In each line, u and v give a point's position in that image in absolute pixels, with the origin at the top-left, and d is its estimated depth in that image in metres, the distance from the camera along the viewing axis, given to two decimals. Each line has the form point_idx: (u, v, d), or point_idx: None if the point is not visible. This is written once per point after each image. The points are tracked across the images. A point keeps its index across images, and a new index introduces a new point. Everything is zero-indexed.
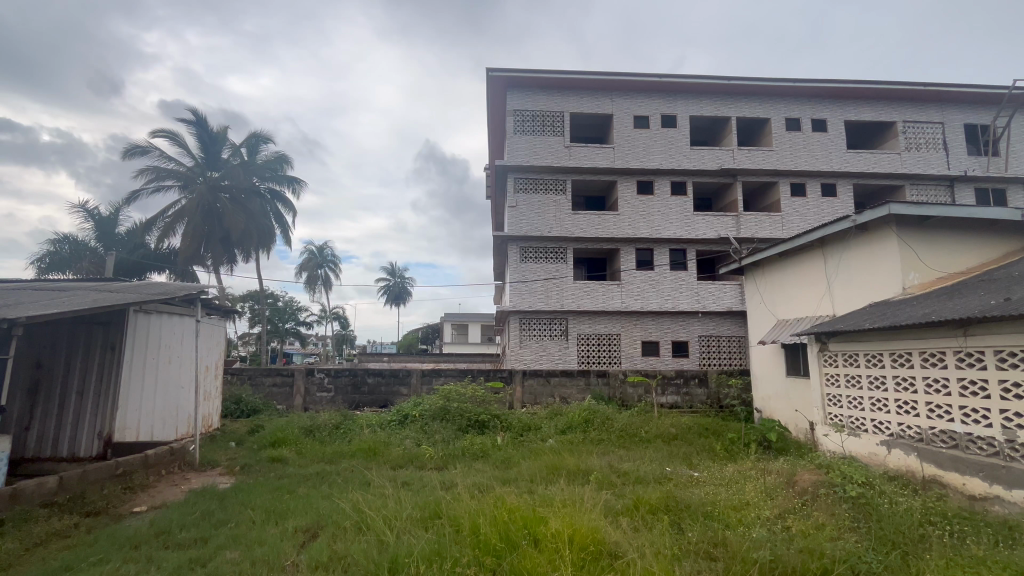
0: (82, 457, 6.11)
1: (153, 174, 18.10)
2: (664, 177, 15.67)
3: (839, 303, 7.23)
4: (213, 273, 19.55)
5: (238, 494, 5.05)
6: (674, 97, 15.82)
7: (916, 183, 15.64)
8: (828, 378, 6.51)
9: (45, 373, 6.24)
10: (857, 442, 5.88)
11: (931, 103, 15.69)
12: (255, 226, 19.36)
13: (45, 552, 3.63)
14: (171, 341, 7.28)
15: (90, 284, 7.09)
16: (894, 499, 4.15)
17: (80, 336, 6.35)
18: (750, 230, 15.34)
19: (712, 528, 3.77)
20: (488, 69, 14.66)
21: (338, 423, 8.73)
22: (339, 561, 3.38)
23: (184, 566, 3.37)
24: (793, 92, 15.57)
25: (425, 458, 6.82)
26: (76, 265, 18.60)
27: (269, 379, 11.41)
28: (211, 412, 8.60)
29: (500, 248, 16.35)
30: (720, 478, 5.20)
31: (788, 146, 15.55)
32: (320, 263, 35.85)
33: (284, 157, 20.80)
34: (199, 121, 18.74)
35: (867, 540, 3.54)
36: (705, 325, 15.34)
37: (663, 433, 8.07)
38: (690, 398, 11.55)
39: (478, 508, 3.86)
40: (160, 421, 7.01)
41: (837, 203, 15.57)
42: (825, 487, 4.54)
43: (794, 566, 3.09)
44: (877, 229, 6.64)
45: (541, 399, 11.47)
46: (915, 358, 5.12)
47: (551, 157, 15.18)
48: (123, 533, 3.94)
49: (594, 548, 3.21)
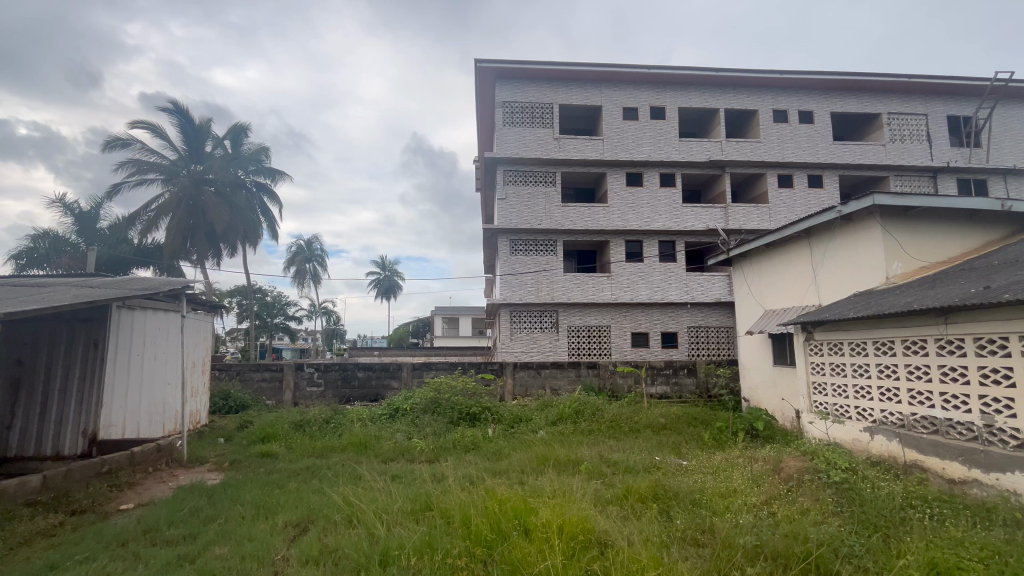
0: (66, 455, 6.00)
1: (133, 166, 17.66)
2: (654, 169, 15.69)
3: (824, 292, 7.33)
4: (199, 269, 19.29)
5: (228, 490, 5.01)
6: (663, 89, 15.81)
7: (901, 174, 15.84)
8: (814, 367, 6.61)
9: (27, 369, 6.13)
10: (841, 429, 5.99)
11: (915, 94, 15.85)
12: (240, 219, 19.06)
13: (29, 552, 3.57)
14: (156, 338, 7.16)
15: (71, 280, 6.93)
16: (877, 483, 4.23)
17: (62, 332, 6.24)
18: (738, 222, 15.45)
19: (701, 515, 3.83)
20: (476, 60, 14.47)
21: (329, 417, 8.72)
22: (329, 553, 3.40)
23: (172, 562, 3.35)
24: (780, 83, 15.63)
25: (416, 450, 6.82)
26: (56, 260, 18.20)
27: (258, 375, 11.29)
28: (199, 408, 8.48)
29: (490, 240, 16.30)
30: (708, 467, 5.26)
31: (775, 138, 15.65)
32: (308, 257, 35.51)
33: (266, 149, 20.51)
34: (180, 112, 18.25)
35: (850, 524, 3.61)
36: (694, 316, 15.48)
37: (652, 423, 8.15)
38: (680, 388, 11.66)
39: (468, 499, 3.89)
40: (146, 418, 6.91)
41: (823, 194, 15.72)
42: (810, 472, 4.63)
43: (778, 551, 3.14)
44: (862, 221, 6.73)
45: (532, 391, 11.48)
46: (898, 346, 5.22)
47: (540, 149, 15.12)
48: (111, 531, 3.90)
49: (583, 537, 3.25)
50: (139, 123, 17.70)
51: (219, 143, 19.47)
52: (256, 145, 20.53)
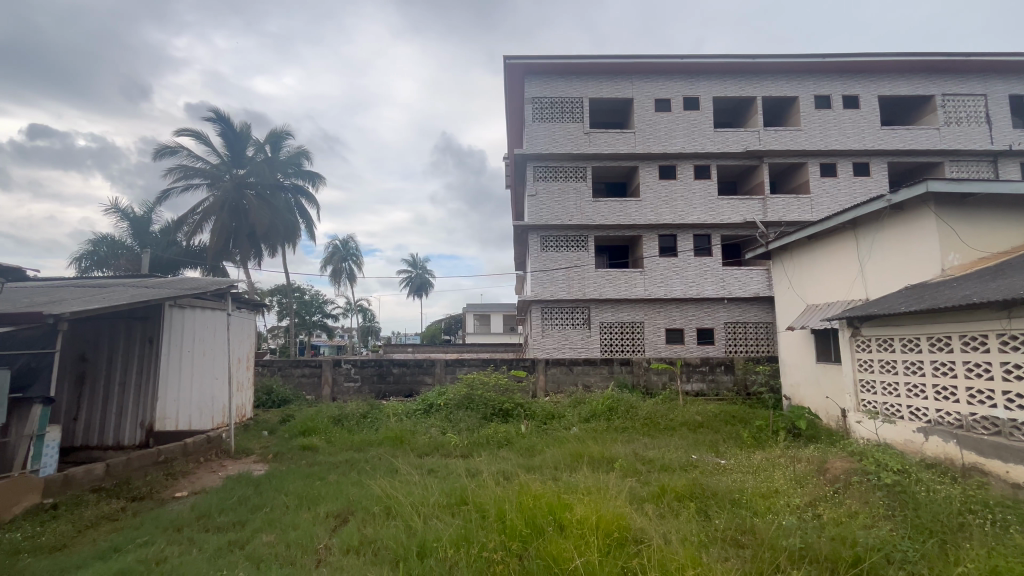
0: (126, 445, 6.41)
1: (180, 172, 18.61)
2: (687, 161, 15.30)
3: (872, 287, 6.98)
4: (241, 269, 20.12)
5: (272, 480, 5.24)
6: (697, 78, 15.38)
7: (957, 159, 14.88)
8: (861, 364, 6.30)
9: (90, 365, 6.59)
10: (892, 429, 5.70)
11: (973, 74, 14.84)
12: (280, 221, 19.72)
13: (95, 534, 3.85)
14: (204, 335, 7.52)
15: (128, 280, 7.38)
16: (931, 487, 4.01)
17: (119, 329, 6.65)
18: (778, 213, 14.87)
19: (740, 516, 3.72)
20: (505, 57, 14.50)
21: (365, 412, 8.94)
22: (368, 544, 3.49)
23: (223, 547, 3.52)
24: (822, 68, 14.94)
25: (450, 446, 6.91)
26: (112, 262, 19.41)
27: (298, 370, 11.69)
28: (244, 402, 8.88)
29: (521, 237, 16.29)
30: (748, 466, 5.11)
31: (817, 125, 14.99)
32: (343, 256, 36.43)
33: (305, 152, 21.15)
34: (222, 119, 19.05)
35: (902, 528, 3.45)
36: (731, 312, 15.04)
37: (688, 421, 7.98)
38: (716, 386, 11.38)
39: (503, 495, 3.91)
40: (196, 411, 7.28)
41: (870, 183, 14.95)
42: (858, 474, 4.43)
43: (825, 555, 3.02)
44: (914, 209, 6.36)
45: (565, 387, 11.46)
46: (954, 342, 4.92)
47: (570, 144, 15.00)
48: (167, 516, 4.14)
49: (619, 534, 3.22)
50: (185, 130, 18.60)
51: (260, 148, 20.23)
52: (294, 149, 21.22)
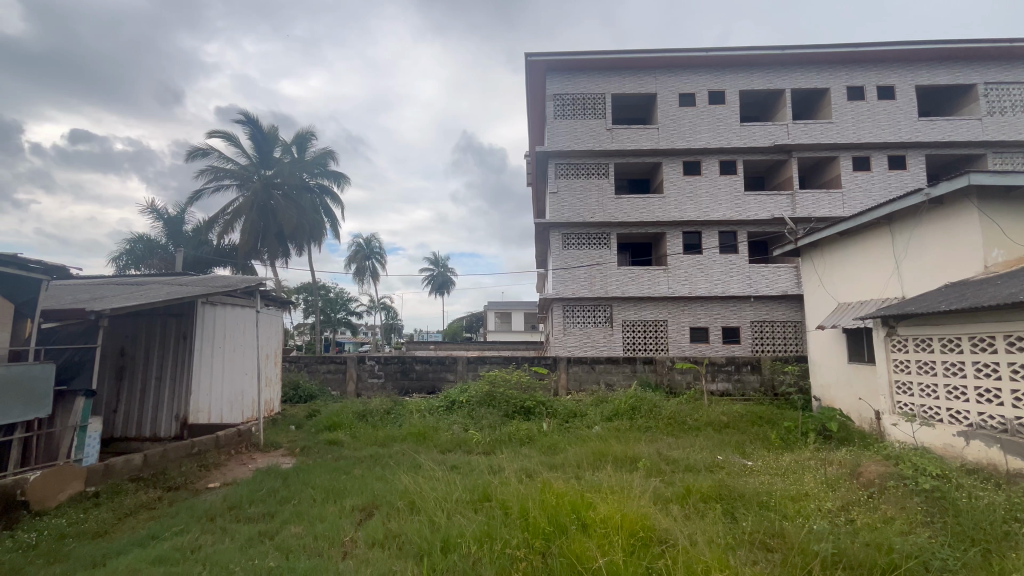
0: (162, 436, 6.65)
1: (212, 174, 19.20)
2: (713, 156, 14.99)
3: (909, 285, 6.72)
4: (269, 268, 20.65)
5: (299, 473, 5.37)
6: (723, 71, 15.03)
7: (1001, 151, 14.17)
8: (896, 365, 6.06)
9: (129, 359, 6.87)
10: (931, 433, 5.48)
11: (1019, 60, 14.08)
12: (307, 220, 20.17)
13: (134, 522, 4.00)
14: (235, 332, 7.74)
15: (163, 278, 7.65)
16: (973, 493, 3.83)
17: (155, 326, 6.90)
18: (808, 209, 14.44)
19: (769, 519, 3.63)
20: (527, 54, 14.46)
21: (389, 408, 9.07)
22: (394, 538, 3.54)
23: (254, 538, 3.62)
24: (856, 57, 14.41)
25: (473, 442, 6.95)
26: (148, 261, 20.17)
27: (323, 367, 11.94)
28: (272, 397, 9.12)
29: (542, 234, 16.24)
30: (776, 468, 4.99)
31: (849, 117, 14.48)
32: (366, 255, 36.97)
33: (330, 152, 21.54)
34: (251, 121, 19.57)
35: (941, 535, 3.32)
36: (758, 310, 14.69)
37: (713, 421, 7.84)
38: (742, 386, 11.14)
39: (526, 492, 3.91)
40: (228, 404, 7.51)
41: (906, 176, 14.38)
42: (894, 479, 4.27)
43: (860, 561, 2.93)
44: (954, 203, 6.08)
45: (586, 385, 11.39)
46: (999, 342, 4.69)
47: (592, 140, 14.87)
48: (201, 506, 4.29)
49: (643, 534, 3.18)
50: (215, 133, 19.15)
51: (287, 149, 20.71)
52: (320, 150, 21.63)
